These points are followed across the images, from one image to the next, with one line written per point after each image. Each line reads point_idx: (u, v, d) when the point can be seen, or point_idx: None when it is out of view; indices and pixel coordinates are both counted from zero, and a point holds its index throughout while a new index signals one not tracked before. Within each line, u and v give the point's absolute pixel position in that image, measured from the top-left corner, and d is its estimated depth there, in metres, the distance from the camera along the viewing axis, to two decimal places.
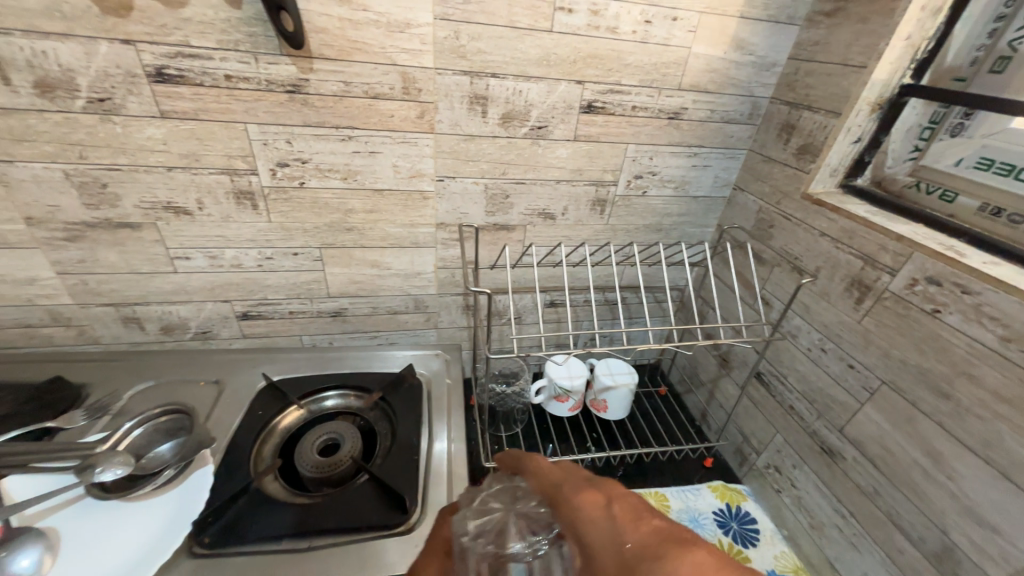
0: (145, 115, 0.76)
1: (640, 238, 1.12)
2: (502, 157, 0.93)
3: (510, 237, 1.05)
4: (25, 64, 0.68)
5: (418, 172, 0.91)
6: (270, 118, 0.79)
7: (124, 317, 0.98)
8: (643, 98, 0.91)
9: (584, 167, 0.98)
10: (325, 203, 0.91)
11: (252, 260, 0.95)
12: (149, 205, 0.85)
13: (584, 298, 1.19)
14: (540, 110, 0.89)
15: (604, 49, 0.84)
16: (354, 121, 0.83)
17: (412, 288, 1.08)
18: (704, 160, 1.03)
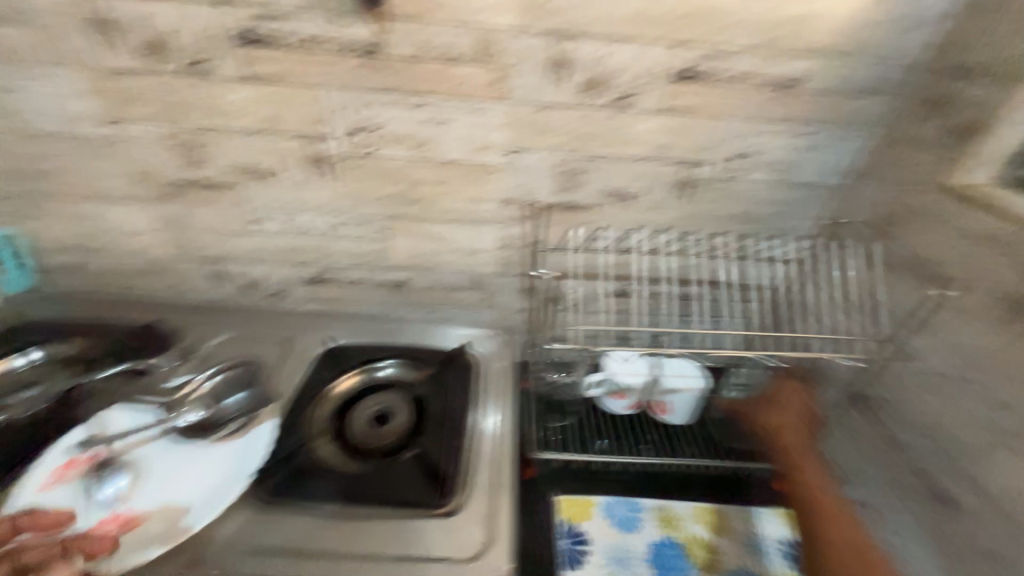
0: (234, 76, 0.84)
1: (722, 228, 1.01)
2: (580, 129, 0.89)
3: (577, 218, 0.99)
4: (141, 26, 0.79)
5: (487, 144, 0.90)
6: (352, 80, 0.84)
7: (215, 271, 1.06)
8: (742, 65, 0.82)
9: (664, 144, 0.90)
10: (396, 171, 0.93)
11: (325, 224, 1.00)
12: (237, 166, 0.93)
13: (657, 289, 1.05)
14: (622, 77, 0.84)
15: (696, 7, 0.78)
16: (427, 87, 0.84)
17: (456, 267, 1.06)
18: (810, 140, 0.90)
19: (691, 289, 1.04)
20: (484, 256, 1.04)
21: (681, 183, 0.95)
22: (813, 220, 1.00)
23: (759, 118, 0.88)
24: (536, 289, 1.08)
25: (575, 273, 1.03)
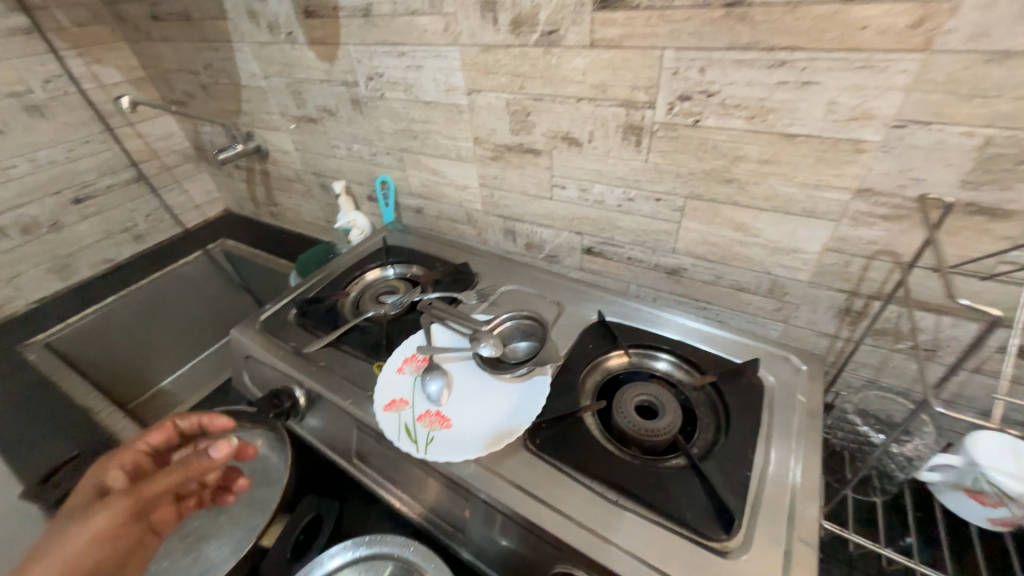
0: (231, 61, 0.92)
1: (774, 207, 0.54)
2: (516, 64, 0.60)
3: (537, 170, 0.70)
4: (182, 35, 0.96)
5: (412, 87, 0.72)
6: (295, 30, 0.77)
7: (271, 214, 1.29)
8: None
9: (671, 9, 0.47)
10: (342, 107, 0.84)
11: (311, 142, 0.97)
12: (253, 123, 1.04)
13: (664, 260, 0.68)
14: (548, 7, 0.53)
15: None
16: (347, 26, 0.71)
17: (443, 205, 0.87)
18: (989, 22, 0.37)
19: (724, 273, 0.64)
20: (465, 193, 0.81)
21: (674, 108, 0.53)
22: None
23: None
24: (513, 237, 0.82)
25: (534, 218, 0.76)
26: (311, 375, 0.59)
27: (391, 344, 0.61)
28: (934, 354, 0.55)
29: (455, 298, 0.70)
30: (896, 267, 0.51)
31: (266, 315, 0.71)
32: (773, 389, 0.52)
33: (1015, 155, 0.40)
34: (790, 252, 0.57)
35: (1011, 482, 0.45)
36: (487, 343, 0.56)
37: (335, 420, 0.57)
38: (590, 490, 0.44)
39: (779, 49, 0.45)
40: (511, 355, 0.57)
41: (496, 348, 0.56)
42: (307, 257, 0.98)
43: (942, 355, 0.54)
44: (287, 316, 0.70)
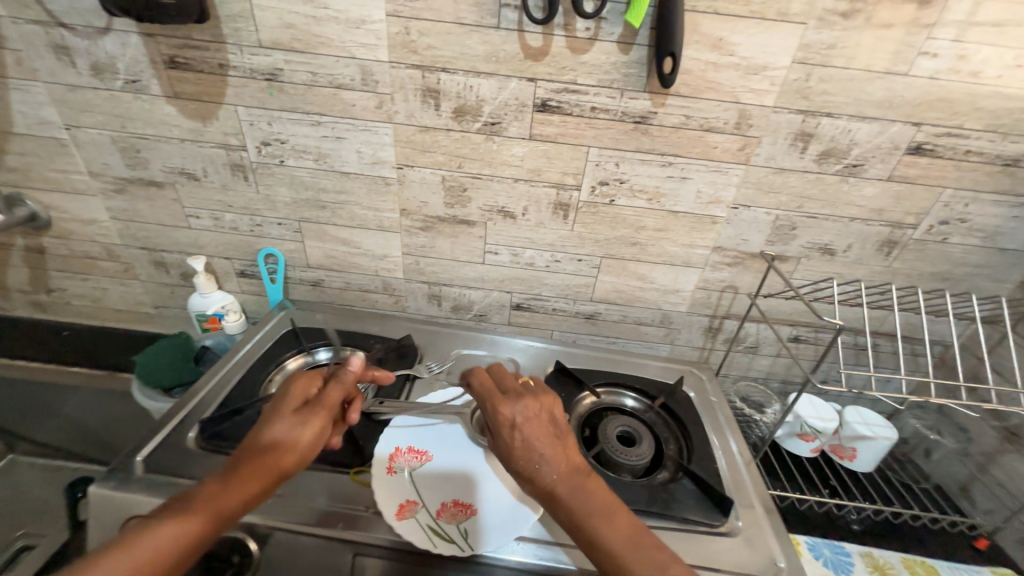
0: (1, 99, 0.65)
1: (664, 262, 0.73)
2: (455, 147, 0.65)
3: (469, 239, 0.73)
4: None
5: (326, 157, 0.67)
6: (146, 79, 0.62)
7: (34, 305, 0.89)
8: (650, 106, 0.59)
9: (596, 119, 0.61)
10: (214, 171, 0.69)
11: (146, 211, 0.75)
12: (23, 180, 0.73)
13: (583, 309, 0.80)
14: (492, 105, 0.61)
15: (571, 30, 0.55)
16: (240, 87, 0.62)
17: (352, 275, 0.80)
18: (774, 153, 0.62)
19: (631, 315, 0.80)
20: (383, 261, 0.78)
21: (596, 190, 0.67)
22: (799, 250, 0.70)
23: (697, 124, 0.60)
24: (437, 301, 0.82)
25: (462, 282, 0.79)
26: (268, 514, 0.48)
27: (365, 441, 0.56)
28: (758, 349, 0.81)
29: (406, 376, 0.66)
30: (737, 295, 0.76)
31: (147, 452, 0.52)
32: (696, 399, 0.70)
33: (790, 225, 0.68)
34: (675, 292, 0.76)
35: (818, 422, 0.72)
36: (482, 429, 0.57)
37: (320, 559, 0.47)
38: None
39: (669, 155, 0.63)
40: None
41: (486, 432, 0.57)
42: (149, 359, 0.73)
43: (763, 351, 0.81)
44: (184, 446, 0.54)
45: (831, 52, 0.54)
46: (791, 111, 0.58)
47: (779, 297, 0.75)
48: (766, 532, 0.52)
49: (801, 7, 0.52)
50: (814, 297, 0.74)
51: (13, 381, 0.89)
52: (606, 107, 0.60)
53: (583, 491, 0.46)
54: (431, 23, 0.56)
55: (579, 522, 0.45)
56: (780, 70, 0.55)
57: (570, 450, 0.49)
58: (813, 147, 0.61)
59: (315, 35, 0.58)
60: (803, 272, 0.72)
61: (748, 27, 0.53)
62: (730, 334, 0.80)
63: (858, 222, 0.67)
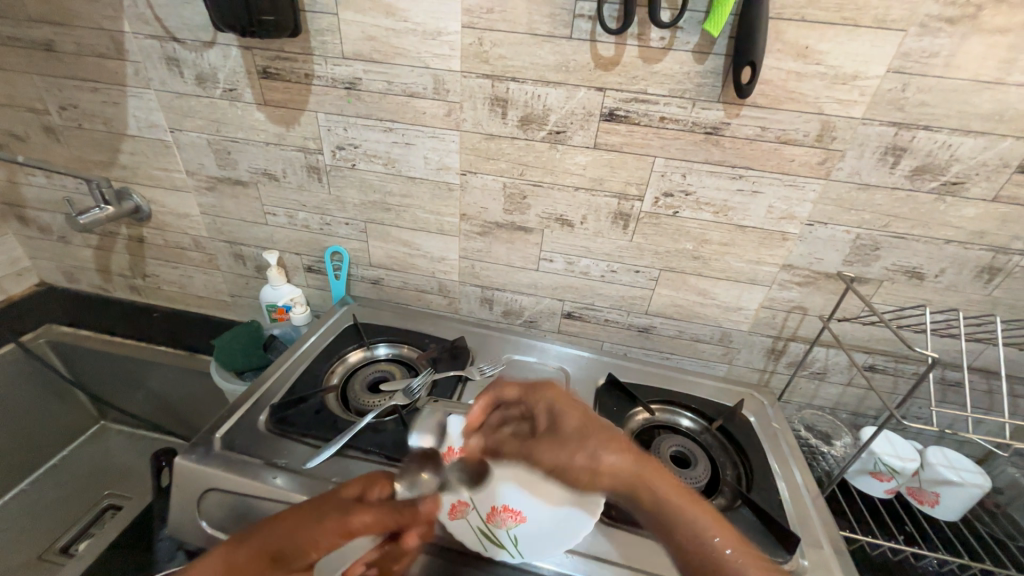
0: (120, 105, 0.74)
1: (726, 277, 0.70)
2: (518, 154, 0.65)
3: (525, 245, 0.74)
4: (32, 62, 0.73)
5: (395, 162, 0.70)
6: (241, 88, 0.68)
7: (131, 288, 0.99)
8: (723, 117, 0.57)
9: (664, 129, 0.59)
10: (291, 173, 0.75)
11: (230, 207, 0.81)
12: (131, 176, 0.82)
13: (637, 322, 0.78)
14: (558, 114, 0.61)
15: (644, 40, 0.55)
16: (322, 95, 0.66)
17: (409, 275, 0.82)
18: (859, 168, 0.58)
19: (687, 331, 0.77)
20: (440, 263, 0.80)
21: (659, 201, 0.65)
22: (882, 273, 0.65)
23: (773, 136, 0.57)
24: (490, 305, 0.83)
25: (516, 288, 0.79)
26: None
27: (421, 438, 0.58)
28: (827, 376, 0.75)
29: (458, 377, 0.68)
30: (806, 317, 0.71)
31: (224, 431, 0.57)
32: (757, 424, 0.66)
33: (872, 245, 0.63)
34: (737, 310, 0.73)
35: (895, 460, 0.66)
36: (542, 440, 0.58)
37: None
38: None
39: (740, 167, 0.60)
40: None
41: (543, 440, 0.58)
42: (225, 344, 0.79)
43: (833, 378, 0.75)
44: (256, 428, 0.58)
45: (933, 60, 0.50)
46: (881, 123, 0.54)
47: (855, 321, 0.69)
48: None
49: (901, 13, 0.48)
50: (896, 324, 0.68)
51: (107, 355, 0.99)
52: (676, 117, 0.58)
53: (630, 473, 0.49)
54: (504, 34, 0.57)
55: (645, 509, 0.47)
56: (872, 80, 0.52)
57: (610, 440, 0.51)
58: (905, 161, 0.56)
59: (393, 46, 0.61)
60: (885, 296, 0.67)
61: (839, 34, 0.50)
62: (796, 358, 0.75)
63: (954, 245, 0.61)
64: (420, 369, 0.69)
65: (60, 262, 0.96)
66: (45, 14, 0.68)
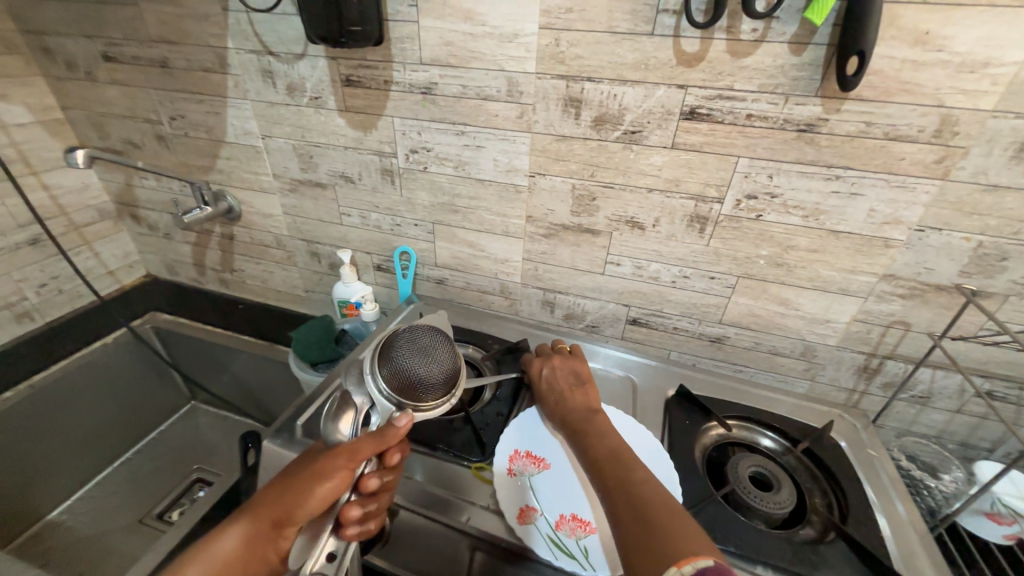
0: (220, 115, 0.81)
1: (813, 286, 0.64)
2: (588, 155, 0.64)
3: (592, 248, 0.73)
4: (150, 77, 0.82)
5: (465, 164, 0.71)
6: (325, 94, 0.72)
7: (219, 281, 1.08)
8: (817, 112, 0.53)
9: (751, 127, 0.56)
10: (366, 175, 0.78)
11: (310, 208, 0.87)
12: (226, 179, 0.90)
13: (707, 331, 0.74)
14: (633, 113, 0.59)
15: (732, 32, 0.52)
16: (399, 100, 0.68)
17: (473, 276, 0.84)
18: (986, 167, 0.51)
19: (765, 343, 0.71)
20: (503, 264, 0.80)
21: (740, 204, 0.61)
22: (1008, 287, 0.57)
23: (880, 132, 0.52)
24: (551, 308, 0.82)
25: (579, 290, 0.78)
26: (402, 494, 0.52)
27: (488, 438, 0.58)
28: (930, 401, 0.67)
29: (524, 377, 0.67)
30: (908, 333, 0.64)
31: (306, 418, 0.60)
32: (848, 449, 0.60)
33: (998, 255, 0.55)
34: (824, 322, 0.67)
35: (1018, 502, 0.57)
36: (385, 405, 0.46)
37: (444, 548, 0.49)
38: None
39: (837, 167, 0.55)
40: (421, 368, 0.47)
41: (349, 417, 0.46)
42: (303, 337, 0.85)
43: (940, 402, 0.67)
44: None
45: None
46: (1018, 116, 0.47)
47: (973, 342, 0.61)
48: None
49: None
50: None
51: (201, 341, 1.10)
52: (764, 114, 0.55)
53: (576, 409, 0.55)
54: (581, 34, 0.56)
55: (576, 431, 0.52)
56: (1008, 67, 0.45)
57: (581, 385, 0.59)
58: None
59: (469, 50, 0.62)
60: (1013, 313, 0.58)
61: (968, 17, 0.45)
62: (894, 377, 0.68)
63: None
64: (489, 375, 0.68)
65: (164, 256, 1.07)
66: (162, 35, 0.77)
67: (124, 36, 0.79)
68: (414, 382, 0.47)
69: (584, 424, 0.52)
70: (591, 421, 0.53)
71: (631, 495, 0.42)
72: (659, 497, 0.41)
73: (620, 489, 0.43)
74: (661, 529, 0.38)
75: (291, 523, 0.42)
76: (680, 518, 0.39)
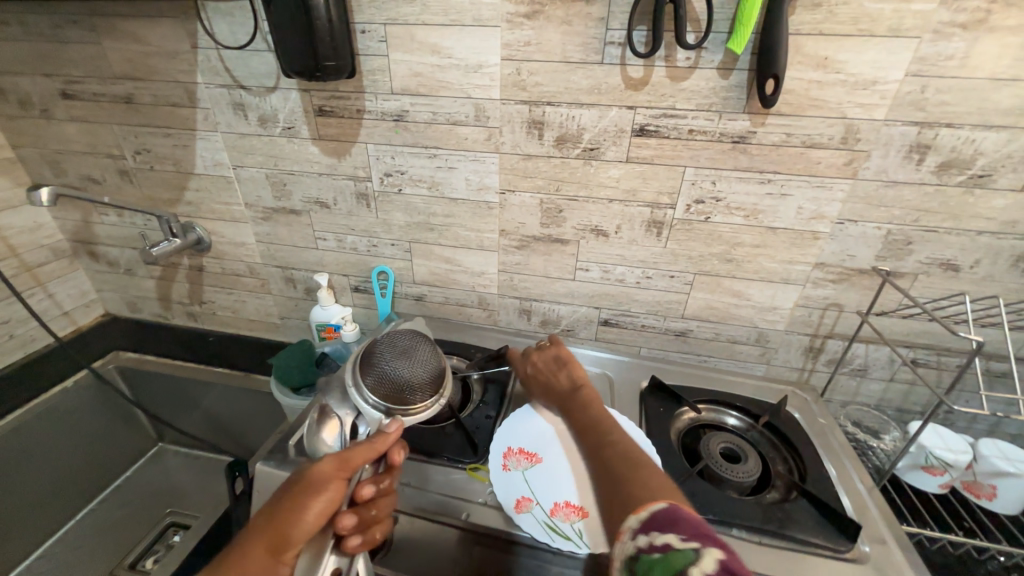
0: (189, 147, 0.82)
1: (759, 277, 0.72)
2: (553, 170, 0.70)
3: (562, 256, 0.78)
4: (113, 113, 0.82)
5: (439, 184, 0.75)
6: (298, 123, 0.74)
7: (187, 314, 1.05)
8: (746, 126, 0.61)
9: (693, 141, 0.63)
10: (341, 200, 0.81)
11: (284, 234, 0.88)
12: (195, 210, 0.89)
13: (672, 325, 0.80)
14: (590, 132, 0.66)
15: (670, 60, 0.59)
16: (371, 127, 0.72)
17: (451, 290, 0.87)
18: (886, 166, 0.60)
19: (724, 333, 0.79)
20: (479, 277, 0.84)
21: (690, 208, 0.69)
22: (916, 266, 0.66)
23: (799, 141, 0.61)
24: (528, 315, 0.86)
25: (553, 297, 0.83)
26: (402, 500, 0.54)
27: (480, 440, 0.61)
28: (867, 372, 0.76)
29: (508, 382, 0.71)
30: (842, 313, 0.72)
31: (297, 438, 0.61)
32: (803, 420, 0.67)
33: (905, 240, 0.65)
34: (772, 309, 0.75)
35: (947, 453, 0.66)
36: (371, 413, 0.49)
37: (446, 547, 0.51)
38: (743, 539, 0.50)
39: (768, 172, 0.63)
40: (401, 370, 0.50)
41: (333, 426, 0.49)
42: (284, 362, 0.84)
43: (875, 372, 0.76)
44: None
45: (949, 62, 0.53)
46: (904, 123, 0.57)
47: (895, 316, 0.71)
48: (899, 562, 0.49)
49: (914, 22, 0.52)
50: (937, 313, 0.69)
51: (169, 377, 1.06)
52: (703, 129, 0.62)
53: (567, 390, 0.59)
54: (540, 63, 0.62)
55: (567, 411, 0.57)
56: (891, 84, 0.55)
57: (570, 368, 0.62)
58: (930, 158, 0.59)
59: (438, 80, 0.67)
60: (923, 289, 0.68)
61: (856, 45, 0.54)
62: (836, 354, 0.76)
63: (987, 235, 0.62)
64: (471, 392, 0.69)
65: (126, 293, 1.04)
66: (126, 72, 0.77)
67: (85, 73, 0.79)
68: (397, 387, 0.50)
69: (574, 404, 0.57)
70: (579, 397, 0.57)
71: (612, 461, 0.46)
72: (633, 456, 0.45)
73: (602, 454, 0.47)
74: (626, 479, 0.43)
75: (287, 549, 0.40)
76: (651, 471, 0.43)
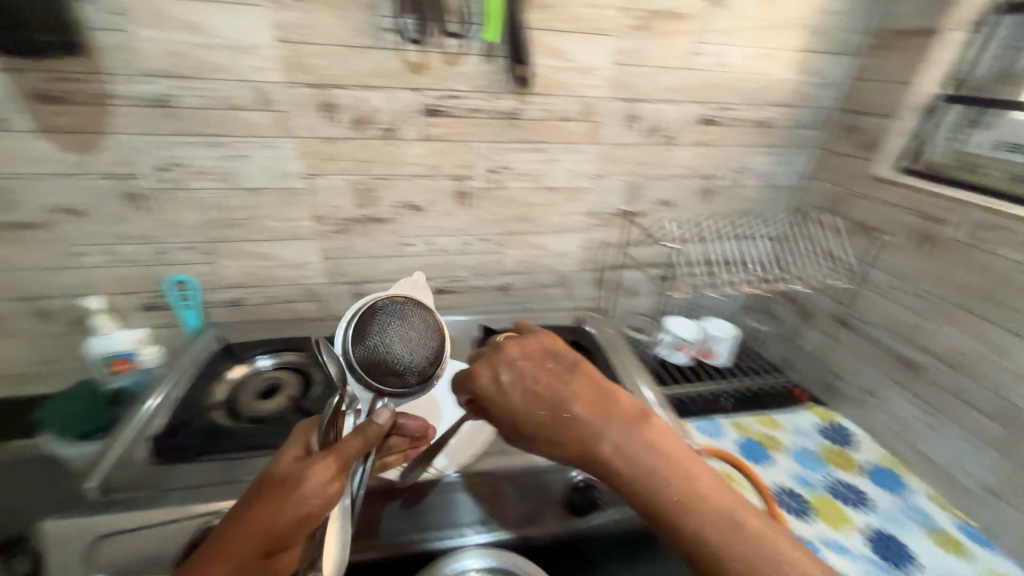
0: None
1: (551, 229, 0.89)
2: (356, 152, 0.72)
3: (384, 235, 0.81)
4: None
5: (231, 176, 0.70)
6: (7, 113, 0.59)
7: None
8: (514, 104, 0.74)
9: (477, 118, 0.74)
10: (99, 204, 0.68)
11: (18, 256, 0.69)
12: None
13: (495, 282, 0.92)
14: (385, 113, 0.70)
15: (443, 47, 0.67)
16: (124, 114, 0.62)
17: (271, 289, 0.82)
18: (615, 132, 0.81)
19: (536, 280, 0.94)
20: (303, 270, 0.82)
21: (488, 177, 0.80)
22: (648, 205, 0.91)
23: (556, 115, 0.76)
24: (362, 299, 0.87)
25: (383, 276, 0.86)
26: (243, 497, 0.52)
27: None
28: (637, 290, 1.01)
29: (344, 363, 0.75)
30: (612, 249, 0.95)
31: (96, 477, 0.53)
32: (598, 334, 0.87)
33: (638, 187, 0.88)
34: (566, 255, 0.93)
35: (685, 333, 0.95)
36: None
37: None
38: None
39: (539, 142, 0.78)
40: (399, 354, 0.48)
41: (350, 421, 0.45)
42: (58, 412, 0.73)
43: (642, 290, 1.02)
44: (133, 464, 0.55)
45: (636, 55, 0.75)
46: (619, 100, 0.78)
47: (644, 244, 0.96)
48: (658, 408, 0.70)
49: (609, 24, 0.71)
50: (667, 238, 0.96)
51: None
52: (483, 107, 0.73)
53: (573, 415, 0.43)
54: (319, 46, 0.64)
55: (576, 448, 0.43)
56: (605, 70, 0.74)
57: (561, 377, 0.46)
58: (639, 125, 0.81)
59: (204, 61, 0.61)
60: (656, 222, 0.94)
61: (577, 40, 0.71)
62: (615, 282, 0.99)
63: (681, 178, 0.90)
64: (314, 372, 0.72)
65: None
66: None
67: None
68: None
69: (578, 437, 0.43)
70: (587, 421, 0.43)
71: (667, 514, 0.40)
72: (681, 493, 0.40)
73: (638, 488, 0.41)
74: (685, 531, 0.39)
75: None
76: (722, 520, 0.39)
